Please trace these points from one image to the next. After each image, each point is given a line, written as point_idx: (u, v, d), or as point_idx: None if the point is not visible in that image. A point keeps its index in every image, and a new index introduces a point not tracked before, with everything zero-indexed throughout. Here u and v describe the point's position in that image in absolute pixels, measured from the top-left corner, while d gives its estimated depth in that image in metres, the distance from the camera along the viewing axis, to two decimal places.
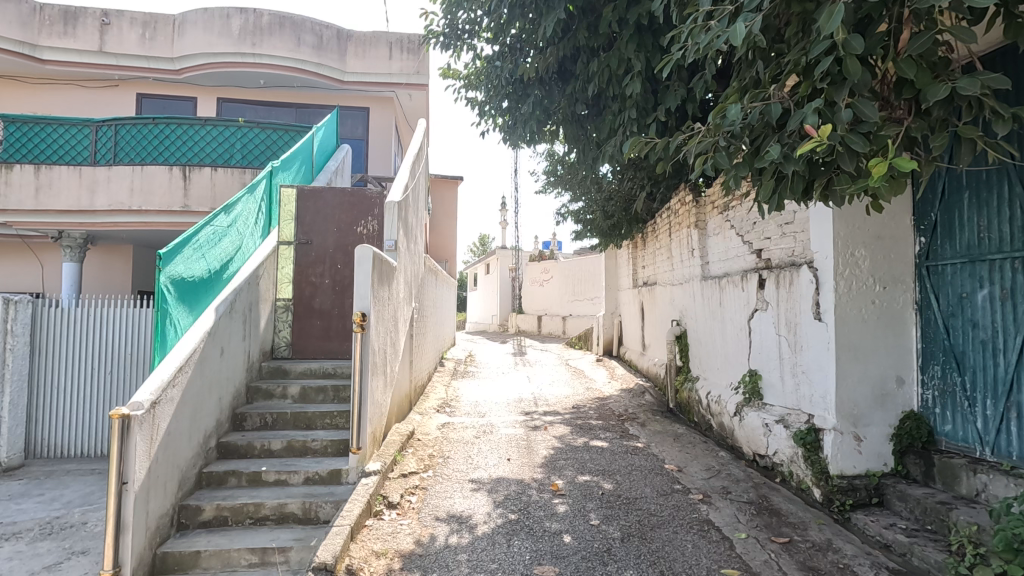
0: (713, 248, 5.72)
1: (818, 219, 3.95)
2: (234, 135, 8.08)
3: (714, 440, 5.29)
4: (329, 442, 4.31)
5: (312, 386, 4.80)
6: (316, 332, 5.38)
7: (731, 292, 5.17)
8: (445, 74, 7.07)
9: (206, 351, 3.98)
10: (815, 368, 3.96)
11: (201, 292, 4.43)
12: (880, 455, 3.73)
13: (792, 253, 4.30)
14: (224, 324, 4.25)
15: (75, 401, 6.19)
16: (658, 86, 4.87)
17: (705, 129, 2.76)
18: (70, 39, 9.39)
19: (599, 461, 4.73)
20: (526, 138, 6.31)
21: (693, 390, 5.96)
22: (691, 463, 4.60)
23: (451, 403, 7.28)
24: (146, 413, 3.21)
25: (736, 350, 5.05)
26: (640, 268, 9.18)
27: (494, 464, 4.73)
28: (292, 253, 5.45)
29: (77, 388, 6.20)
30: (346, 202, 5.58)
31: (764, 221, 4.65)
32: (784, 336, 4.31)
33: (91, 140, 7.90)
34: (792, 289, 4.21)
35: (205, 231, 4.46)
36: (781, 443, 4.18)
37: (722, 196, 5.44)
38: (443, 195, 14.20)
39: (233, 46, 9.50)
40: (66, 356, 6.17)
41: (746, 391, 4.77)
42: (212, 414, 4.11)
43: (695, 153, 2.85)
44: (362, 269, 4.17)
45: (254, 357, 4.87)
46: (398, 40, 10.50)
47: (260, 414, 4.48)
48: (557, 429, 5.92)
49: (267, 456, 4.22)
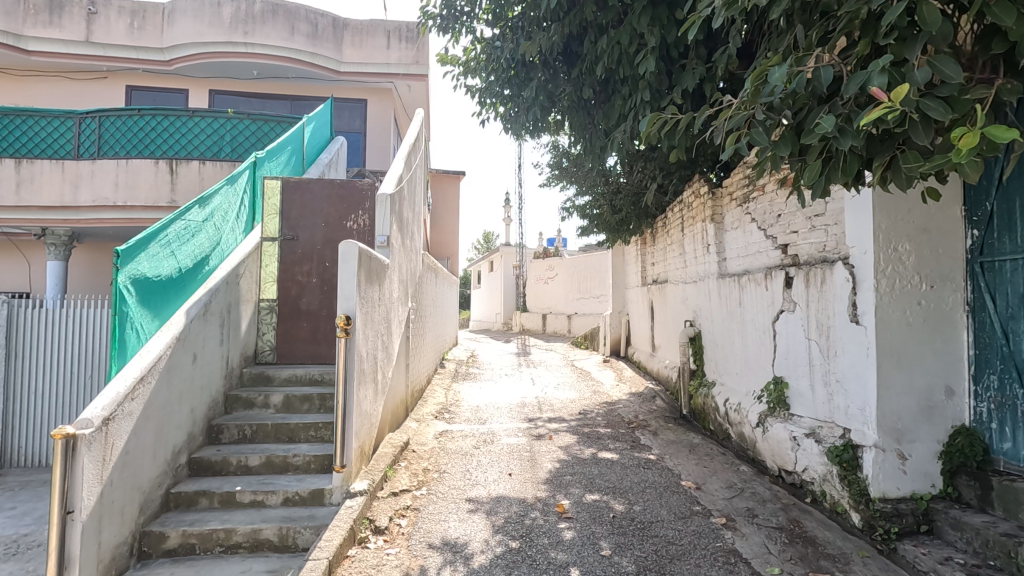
0: (731, 243, 5.30)
1: (856, 210, 3.53)
2: (223, 128, 7.76)
3: (733, 452, 4.87)
4: (312, 458, 3.91)
5: (297, 395, 4.42)
6: (303, 335, 5.00)
7: (751, 291, 4.74)
8: (441, 60, 6.66)
9: (175, 357, 3.60)
10: (851, 376, 3.54)
11: (170, 292, 4.06)
12: (926, 475, 3.32)
13: (823, 248, 3.89)
14: (197, 328, 3.87)
15: (53, 408, 5.81)
16: (673, 66, 4.46)
17: (738, 102, 2.35)
18: (56, 29, 9.01)
19: (609, 476, 4.32)
20: (528, 127, 5.91)
21: (709, 397, 5.55)
22: (710, 480, 4.19)
23: (451, 408, 6.88)
24: (96, 432, 2.84)
25: (758, 354, 4.62)
26: (649, 265, 8.77)
27: (494, 479, 4.33)
28: (277, 250, 5.04)
29: (55, 393, 5.83)
30: (335, 195, 5.18)
31: (791, 212, 4.23)
32: (815, 340, 3.88)
33: (75, 132, 7.56)
34: (823, 289, 3.79)
35: (176, 225, 4.09)
36: (812, 459, 3.77)
37: (742, 185, 5.02)
38: (444, 190, 13.78)
39: (224, 34, 9.12)
40: (38, 361, 5.77)
41: (769, 399, 4.34)
42: (184, 427, 3.73)
43: (725, 131, 2.44)
44: (346, 266, 3.74)
45: (233, 363, 4.49)
46: (396, 29, 10.09)
47: (238, 426, 4.09)
48: (563, 438, 5.52)
49: (244, 473, 3.84)
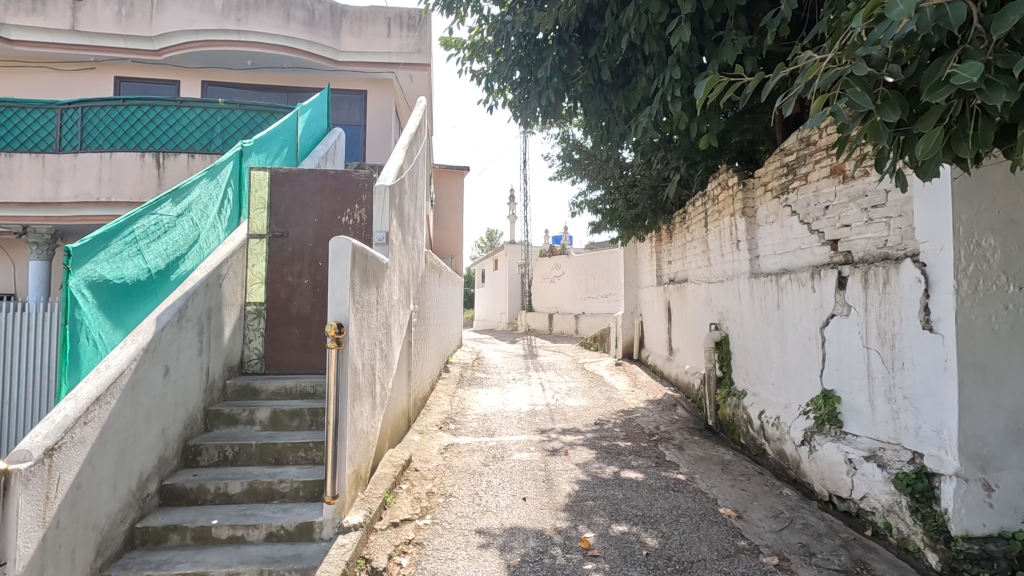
0: (766, 239, 4.81)
1: (929, 198, 3.04)
2: (214, 118, 7.31)
3: (772, 471, 4.38)
4: (301, 484, 3.43)
5: (286, 410, 3.96)
6: (294, 342, 4.53)
7: (792, 293, 4.23)
8: (445, 42, 6.18)
9: (143, 371, 3.14)
10: (922, 393, 3.05)
11: (136, 295, 3.61)
12: (1017, 510, 2.83)
13: (884, 244, 3.40)
14: (170, 336, 3.39)
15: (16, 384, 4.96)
16: (707, 41, 3.99)
17: (832, 53, 1.84)
18: (39, 17, 8.54)
19: (636, 502, 3.84)
20: (541, 114, 5.41)
21: (740, 408, 5.07)
22: (752, 507, 3.70)
23: (456, 418, 6.39)
24: (37, 465, 2.38)
25: (801, 363, 4.11)
26: (665, 263, 8.27)
27: (506, 505, 3.85)
28: (265, 248, 4.55)
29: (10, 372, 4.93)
30: (328, 186, 4.69)
31: (843, 203, 3.74)
32: (875, 350, 3.38)
33: (56, 124, 7.13)
34: (886, 290, 3.28)
35: (142, 221, 3.64)
36: (874, 486, 3.28)
37: (780, 174, 4.53)
38: (446, 187, 13.26)
39: (216, 22, 8.67)
40: (31, 344, 4.98)
41: (816, 415, 3.83)
42: (153, 451, 3.26)
43: (811, 91, 1.93)
44: (338, 265, 3.25)
45: (215, 375, 4.03)
46: (396, 16, 9.60)
47: (218, 446, 3.63)
48: (580, 453, 5.04)
49: (223, 502, 3.37)
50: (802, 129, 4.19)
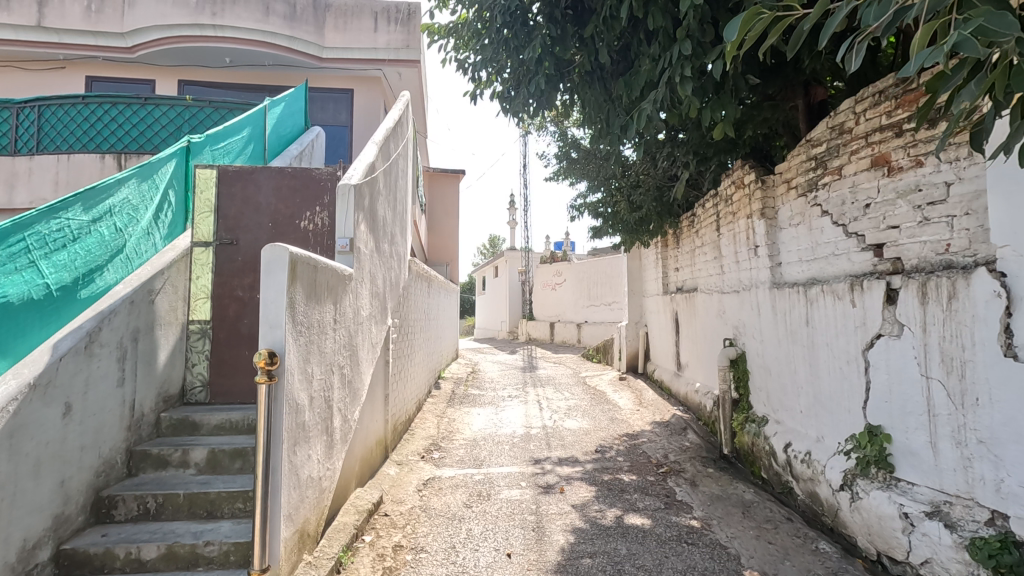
0: (790, 243, 4.18)
1: (1012, 191, 2.40)
2: (182, 116, 6.68)
3: (802, 517, 3.72)
4: (232, 547, 2.82)
5: (226, 449, 3.36)
6: (244, 366, 3.92)
7: (824, 306, 3.60)
8: (428, 29, 5.60)
9: (33, 412, 2.52)
10: (1004, 436, 2.41)
11: (29, 317, 3.04)
12: None
13: (945, 249, 2.77)
14: (72, 364, 2.78)
15: None
16: (721, 12, 3.46)
17: None
18: (4, 13, 8.04)
19: (644, 560, 3.20)
20: (532, 105, 4.77)
21: (760, 437, 4.42)
22: (783, 569, 3.05)
23: (441, 444, 5.75)
24: None
25: (838, 391, 3.47)
26: (672, 270, 7.62)
27: (487, 565, 3.21)
28: (211, 258, 3.94)
29: None
30: (285, 186, 4.07)
31: (888, 199, 3.11)
32: (937, 380, 2.74)
33: (12, 124, 6.58)
34: (952, 306, 2.64)
35: (39, 227, 3.11)
36: (939, 551, 2.62)
37: (807, 168, 3.90)
38: (441, 191, 12.68)
39: (190, 16, 8.15)
40: None
41: (861, 455, 3.18)
42: (46, 509, 2.64)
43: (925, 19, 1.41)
44: (272, 281, 2.62)
45: (143, 407, 3.41)
46: (384, 10, 8.92)
47: (138, 497, 3.01)
48: (578, 489, 4.40)
49: (135, 571, 2.75)
50: (833, 115, 3.58)
